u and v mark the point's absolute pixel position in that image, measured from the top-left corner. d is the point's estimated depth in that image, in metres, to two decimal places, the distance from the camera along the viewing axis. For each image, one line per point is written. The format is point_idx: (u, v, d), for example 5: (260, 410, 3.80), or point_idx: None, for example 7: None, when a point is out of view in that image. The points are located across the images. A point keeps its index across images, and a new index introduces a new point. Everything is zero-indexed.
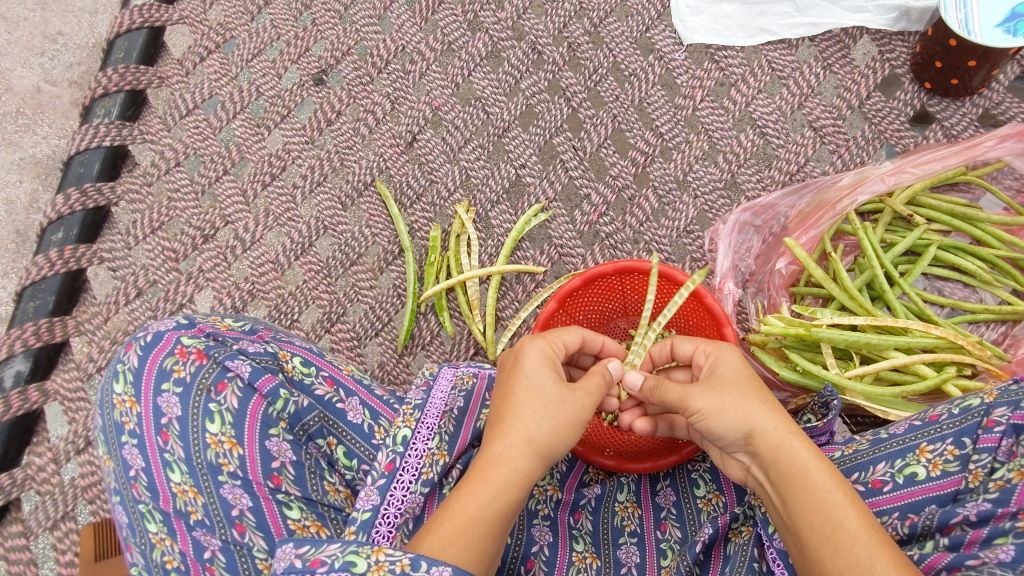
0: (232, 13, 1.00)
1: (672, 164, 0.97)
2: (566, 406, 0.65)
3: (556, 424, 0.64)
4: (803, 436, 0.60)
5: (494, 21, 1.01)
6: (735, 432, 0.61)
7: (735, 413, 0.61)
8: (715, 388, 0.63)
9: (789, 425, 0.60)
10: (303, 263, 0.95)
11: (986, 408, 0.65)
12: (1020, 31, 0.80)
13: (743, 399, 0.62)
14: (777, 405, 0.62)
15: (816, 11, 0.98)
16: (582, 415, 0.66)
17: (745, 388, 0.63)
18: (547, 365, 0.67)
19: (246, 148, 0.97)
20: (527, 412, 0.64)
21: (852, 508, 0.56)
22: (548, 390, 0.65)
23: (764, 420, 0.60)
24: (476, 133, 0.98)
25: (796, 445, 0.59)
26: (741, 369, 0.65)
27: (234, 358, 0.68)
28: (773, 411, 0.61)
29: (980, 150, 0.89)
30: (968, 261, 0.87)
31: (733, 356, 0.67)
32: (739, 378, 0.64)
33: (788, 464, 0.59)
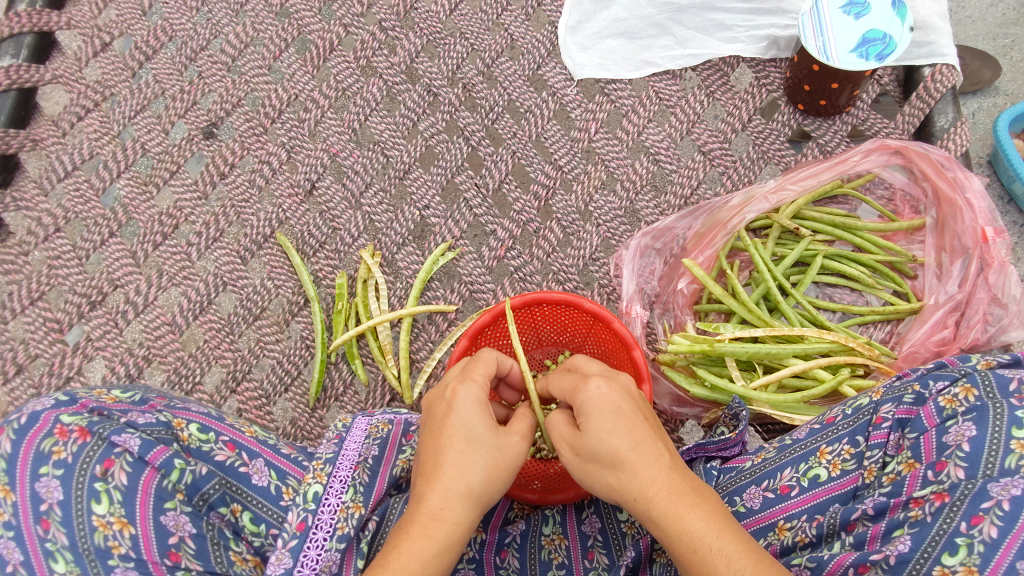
0: (111, 70, 0.97)
1: (573, 195, 0.99)
2: (504, 451, 0.64)
3: (492, 471, 0.62)
4: (664, 499, 0.58)
5: (387, 66, 1.01)
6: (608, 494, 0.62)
7: (601, 484, 0.62)
8: (579, 454, 0.63)
9: (647, 486, 0.58)
10: (202, 323, 0.92)
11: (875, 406, 0.68)
12: (872, 55, 0.87)
13: (600, 467, 0.61)
14: (644, 455, 0.59)
15: (695, 43, 1.03)
16: (516, 461, 0.64)
17: (600, 451, 0.61)
18: (480, 410, 0.64)
19: (133, 208, 0.94)
20: (478, 459, 0.62)
21: (723, 562, 0.55)
22: (483, 437, 0.63)
23: (623, 489, 0.60)
24: (377, 177, 0.98)
25: (659, 503, 0.58)
26: (595, 417, 0.61)
27: (121, 432, 0.65)
28: (629, 472, 0.59)
29: (849, 164, 0.94)
30: (852, 267, 0.93)
31: (591, 400, 0.62)
32: (595, 436, 0.61)
33: (655, 525, 0.58)
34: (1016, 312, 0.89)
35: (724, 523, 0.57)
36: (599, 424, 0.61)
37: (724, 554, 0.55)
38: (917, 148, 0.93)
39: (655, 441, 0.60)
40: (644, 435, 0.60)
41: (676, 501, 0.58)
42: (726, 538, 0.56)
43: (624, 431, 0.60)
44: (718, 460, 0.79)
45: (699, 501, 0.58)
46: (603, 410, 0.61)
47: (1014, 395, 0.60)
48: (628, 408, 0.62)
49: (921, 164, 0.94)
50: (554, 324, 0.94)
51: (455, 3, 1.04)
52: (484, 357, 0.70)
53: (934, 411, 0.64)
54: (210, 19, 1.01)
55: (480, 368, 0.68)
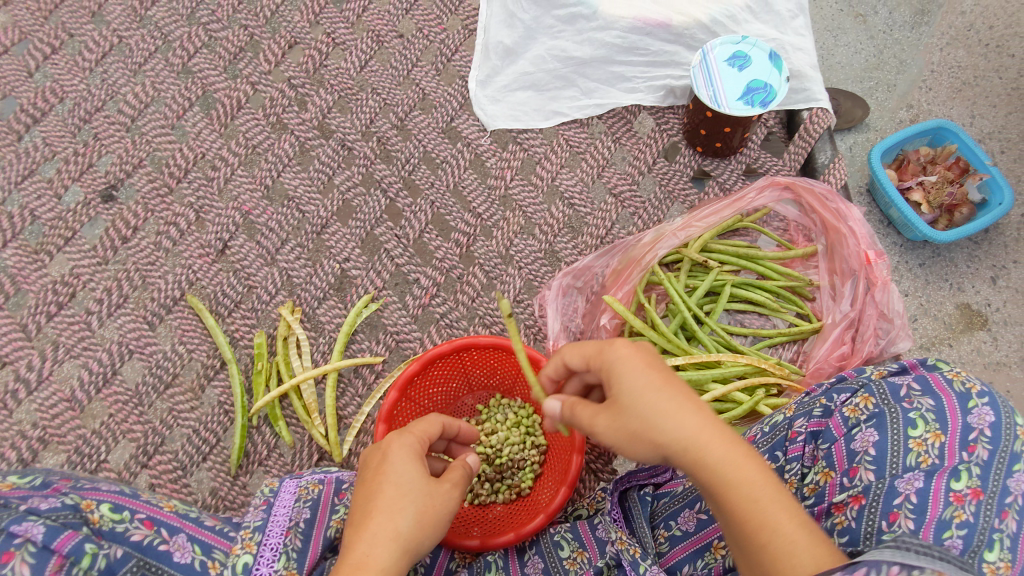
0: None
1: (494, 241, 1.01)
2: (434, 499, 0.63)
3: (422, 518, 0.62)
4: (717, 447, 0.56)
5: (298, 122, 1.02)
6: (649, 456, 0.59)
7: (642, 442, 0.58)
8: (617, 417, 0.59)
9: (700, 436, 0.57)
10: (106, 396, 0.86)
11: (789, 422, 0.73)
12: (756, 102, 0.95)
13: (640, 423, 0.58)
14: (690, 406, 0.58)
15: (599, 93, 1.09)
16: (447, 511, 0.64)
17: (646, 413, 0.57)
18: (414, 461, 0.65)
19: (22, 278, 0.88)
20: (408, 507, 0.61)
21: (781, 511, 0.55)
22: (415, 484, 0.63)
23: (672, 442, 0.57)
24: (294, 233, 0.97)
25: (712, 457, 0.56)
26: (631, 378, 0.59)
27: (22, 519, 0.59)
28: (680, 423, 0.57)
29: (746, 200, 1.02)
30: (757, 294, 0.99)
31: (621, 358, 0.60)
32: (631, 394, 0.58)
33: (708, 478, 0.57)
34: (900, 325, 0.97)
35: (771, 474, 0.57)
36: (639, 383, 0.58)
37: (781, 503, 0.56)
38: (803, 183, 1.02)
39: (694, 395, 0.60)
40: (681, 386, 0.59)
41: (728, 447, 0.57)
42: (778, 490, 0.56)
43: (669, 386, 0.58)
44: (650, 486, 0.82)
45: (747, 449, 0.58)
46: (635, 365, 0.59)
47: (904, 399, 0.66)
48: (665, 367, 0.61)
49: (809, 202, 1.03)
50: (482, 367, 0.95)
51: (364, 59, 1.05)
52: (430, 418, 0.72)
53: (841, 421, 0.69)
54: (105, 79, 0.98)
55: (420, 426, 0.70)
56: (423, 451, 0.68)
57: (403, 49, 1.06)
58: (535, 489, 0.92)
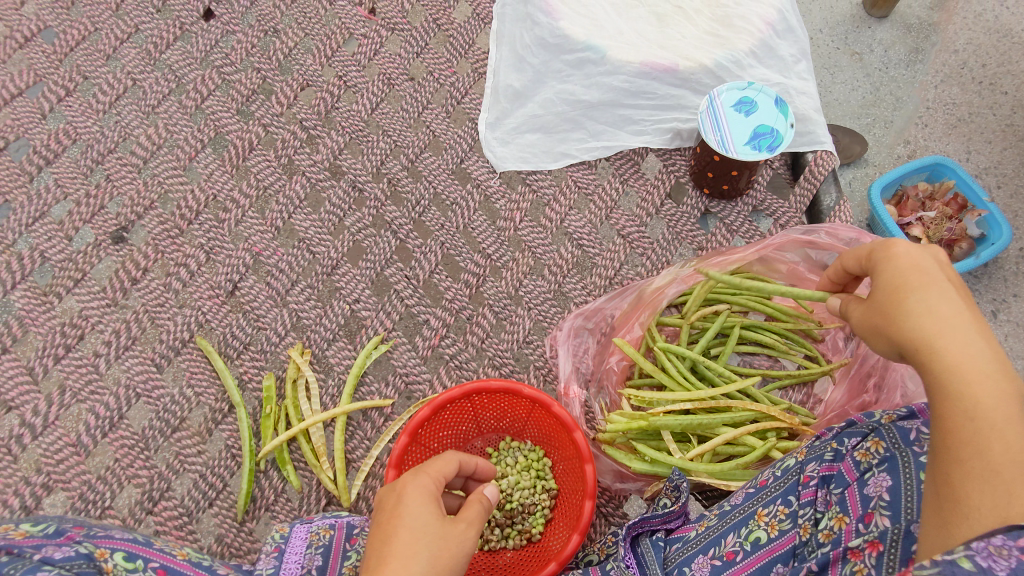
0: (6, 176, 0.93)
1: (504, 282, 1.01)
2: (449, 540, 0.63)
3: (437, 562, 0.61)
4: (945, 345, 0.59)
5: (309, 163, 1.02)
6: (890, 350, 0.66)
7: (880, 333, 0.66)
8: (866, 312, 0.69)
9: (927, 334, 0.61)
10: (113, 440, 0.85)
11: (800, 466, 0.74)
12: (763, 146, 0.97)
13: (884, 317, 0.65)
14: (936, 309, 0.61)
15: (606, 136, 1.11)
16: (463, 550, 0.63)
17: (886, 308, 0.65)
18: (428, 502, 0.65)
19: (30, 320, 0.88)
20: (423, 550, 0.61)
21: (998, 435, 0.54)
22: (430, 527, 0.63)
23: (904, 334, 0.63)
24: (304, 274, 0.97)
25: (919, 360, 0.61)
26: (880, 274, 0.68)
27: (37, 570, 0.59)
28: (914, 321, 0.62)
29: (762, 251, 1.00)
30: (766, 336, 1.00)
31: (894, 256, 0.67)
32: (884, 288, 0.66)
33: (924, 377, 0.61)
34: None
35: (1015, 407, 0.55)
36: (902, 273, 0.65)
37: (1004, 429, 0.54)
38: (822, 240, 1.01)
39: (983, 320, 0.61)
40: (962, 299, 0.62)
41: (955, 357, 0.58)
42: (1009, 419, 0.54)
43: (934, 283, 0.63)
44: (662, 532, 0.82)
45: (1003, 373, 0.57)
46: (900, 265, 0.66)
47: (915, 443, 0.68)
48: (954, 278, 0.64)
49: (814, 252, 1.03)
50: (491, 410, 0.95)
51: (376, 102, 1.07)
52: (446, 456, 0.72)
53: (852, 465, 0.71)
54: (119, 121, 0.99)
55: (436, 465, 0.70)
56: (438, 492, 0.67)
57: (413, 92, 1.08)
58: (547, 535, 0.91)
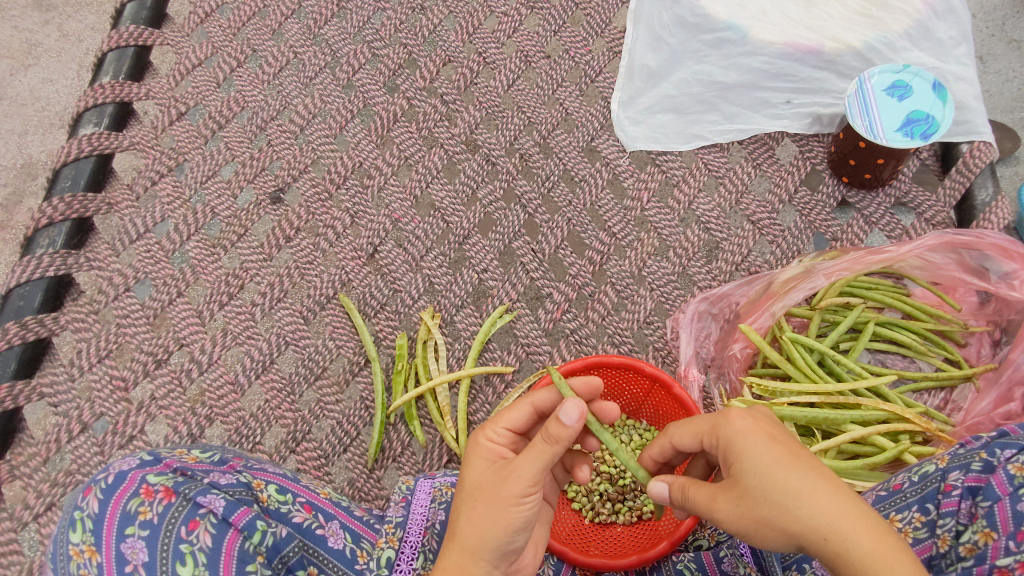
0: (186, 138, 1.02)
1: (627, 261, 1.01)
2: (491, 493, 0.62)
3: (473, 517, 0.62)
4: (862, 526, 0.54)
5: (448, 136, 1.06)
6: (782, 543, 0.57)
7: (762, 525, 0.57)
8: (740, 499, 0.58)
9: (839, 521, 0.54)
10: (264, 382, 0.93)
11: (942, 474, 0.69)
12: (917, 134, 0.91)
13: (769, 503, 0.57)
14: (822, 488, 0.56)
15: (742, 118, 1.07)
16: (510, 495, 0.61)
17: (768, 491, 0.57)
18: (480, 458, 0.65)
19: (201, 269, 0.96)
20: (468, 503, 0.63)
21: None
22: (474, 485, 0.64)
23: (820, 522, 0.55)
24: (438, 242, 1.01)
25: (829, 545, 0.54)
26: (741, 452, 0.59)
27: (207, 493, 0.68)
28: (815, 509, 0.55)
29: (904, 254, 0.96)
30: (903, 335, 0.95)
31: (738, 433, 0.60)
32: (753, 471, 0.58)
33: (840, 564, 0.54)
34: None
35: None
36: (750, 452, 0.59)
37: None
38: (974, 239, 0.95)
39: (824, 507, 0.55)
40: (814, 467, 0.58)
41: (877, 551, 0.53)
42: None
43: (782, 462, 0.57)
44: None
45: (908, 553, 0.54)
46: (752, 439, 0.59)
47: None
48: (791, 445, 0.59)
49: (966, 252, 0.97)
50: (610, 387, 0.96)
51: (513, 78, 1.09)
52: (518, 402, 0.68)
53: (1005, 479, 0.65)
54: (281, 91, 1.06)
55: (507, 413, 0.67)
56: (496, 444, 0.66)
57: (549, 69, 1.09)
58: (657, 513, 0.91)
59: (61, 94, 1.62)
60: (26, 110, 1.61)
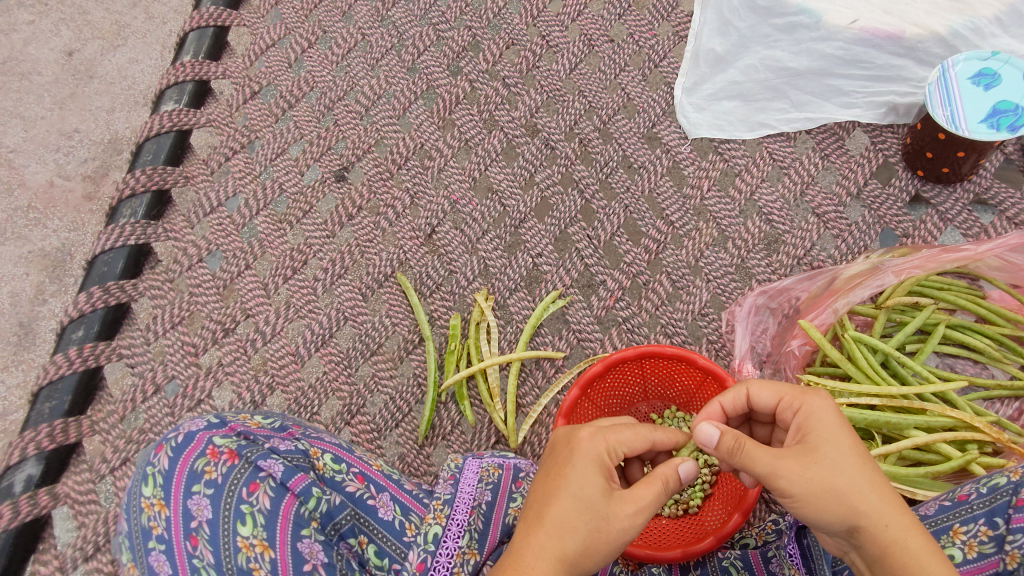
0: (258, 116, 1.06)
1: (684, 251, 0.99)
2: (613, 521, 0.60)
3: (590, 539, 0.59)
4: (913, 522, 0.57)
5: (509, 120, 1.06)
6: (838, 519, 0.57)
7: (832, 497, 0.57)
8: (813, 465, 0.58)
9: (896, 512, 0.57)
10: (323, 355, 0.96)
11: (1014, 487, 0.66)
12: (1004, 126, 0.86)
13: (843, 480, 0.57)
14: (884, 482, 0.58)
15: (811, 107, 1.03)
16: (626, 534, 0.60)
17: (845, 467, 0.58)
18: (597, 472, 0.61)
19: (268, 243, 1.00)
20: (587, 529, 0.59)
21: None
22: (593, 502, 0.60)
23: (878, 510, 0.57)
24: (494, 225, 1.02)
25: (885, 534, 0.56)
26: (825, 427, 0.60)
27: (267, 457, 0.71)
28: (880, 495, 0.57)
29: (982, 254, 0.92)
30: (976, 339, 0.90)
31: (821, 411, 0.61)
32: (833, 445, 0.59)
33: (885, 555, 0.56)
34: None
35: None
36: (831, 432, 0.60)
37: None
38: None
39: (885, 496, 0.57)
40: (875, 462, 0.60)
41: (920, 546, 0.56)
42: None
43: (858, 449, 0.59)
44: None
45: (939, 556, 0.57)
46: (834, 421, 0.60)
47: None
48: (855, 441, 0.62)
49: None
50: (661, 378, 0.95)
51: (575, 62, 1.08)
52: (638, 428, 0.65)
53: None
54: (348, 72, 1.08)
55: (625, 433, 0.64)
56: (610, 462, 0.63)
57: (613, 53, 1.07)
58: (704, 509, 0.91)
59: (146, 74, 1.70)
60: (114, 88, 1.69)
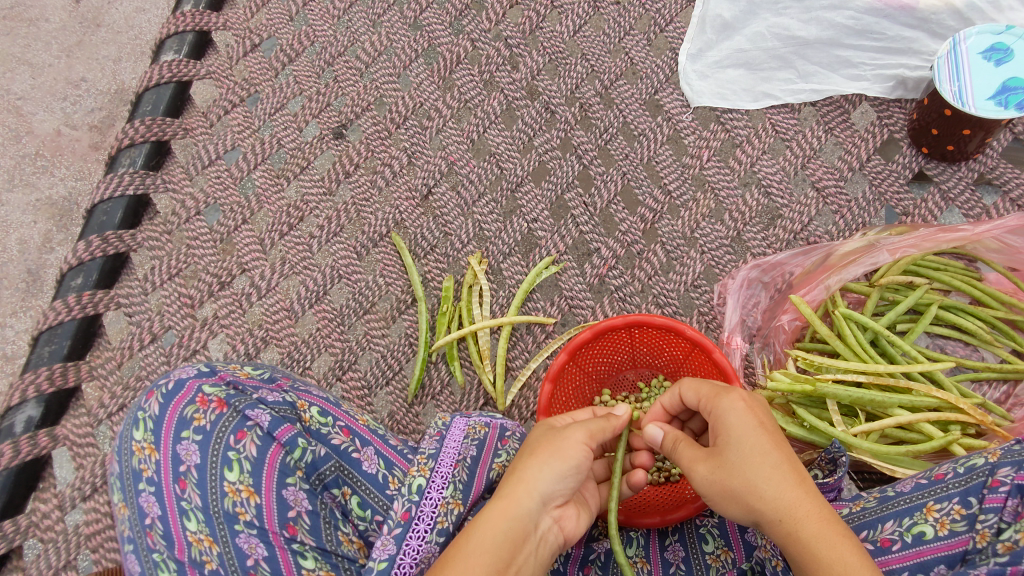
0: (258, 70, 1.05)
1: (680, 221, 0.99)
2: (553, 438, 0.67)
3: (532, 454, 0.65)
4: (812, 517, 0.56)
5: (509, 81, 1.05)
6: (742, 515, 0.60)
7: (733, 497, 0.60)
8: (715, 467, 0.61)
9: (795, 507, 0.57)
10: (317, 311, 0.97)
11: (991, 468, 0.66)
12: (1012, 103, 0.84)
13: (732, 482, 0.60)
14: (784, 478, 0.58)
15: (817, 78, 1.01)
16: (571, 445, 0.65)
17: (740, 467, 0.59)
18: (543, 428, 0.71)
19: (265, 198, 1.00)
20: (528, 451, 0.67)
21: None
22: (535, 438, 0.69)
23: (768, 506, 0.58)
24: (490, 188, 1.01)
25: (780, 525, 0.57)
26: (728, 430, 0.62)
27: (254, 408, 0.73)
28: (775, 490, 0.58)
29: (982, 235, 0.90)
30: (968, 321, 0.90)
31: (726, 413, 0.63)
32: (730, 447, 0.61)
33: (787, 543, 0.57)
34: None
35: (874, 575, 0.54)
36: (732, 433, 0.61)
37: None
38: None
39: (780, 493, 0.57)
40: (787, 454, 0.60)
41: (815, 539, 0.55)
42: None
43: (756, 449, 0.60)
44: None
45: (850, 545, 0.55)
46: (738, 420, 0.62)
47: None
48: (770, 433, 0.61)
49: None
50: (650, 347, 0.95)
51: (579, 24, 1.06)
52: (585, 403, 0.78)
53: None
54: (349, 27, 1.07)
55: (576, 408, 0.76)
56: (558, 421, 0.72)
57: (618, 16, 1.05)
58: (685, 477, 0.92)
59: (153, 24, 1.69)
60: (121, 38, 1.69)
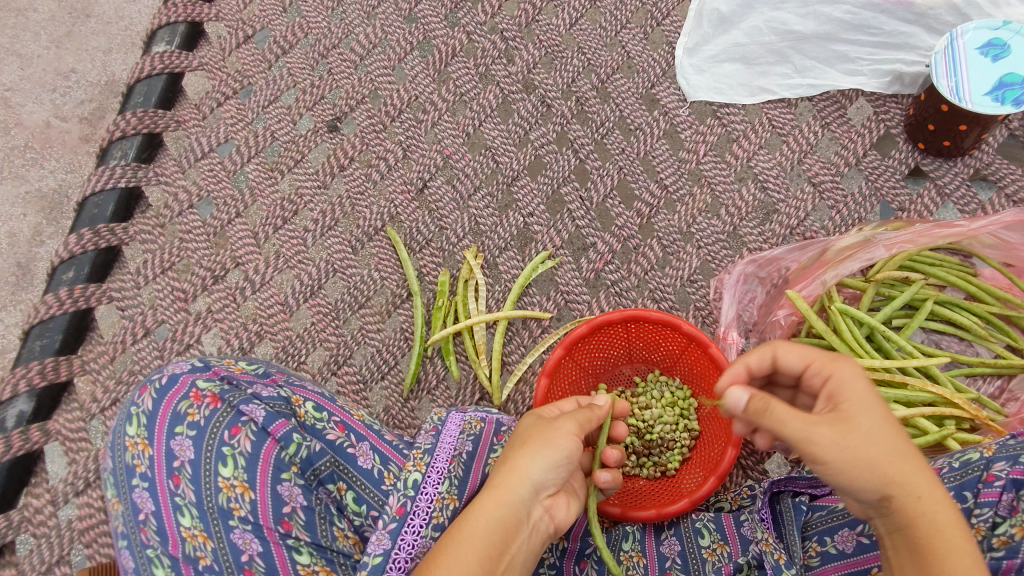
0: (251, 61, 1.04)
1: (676, 216, 0.99)
2: (542, 429, 0.67)
3: (524, 446, 0.65)
4: (943, 501, 0.55)
5: (505, 75, 1.04)
6: (872, 485, 0.55)
7: (869, 466, 0.55)
8: (851, 431, 0.55)
9: (932, 487, 0.55)
10: (311, 306, 0.96)
11: (986, 463, 0.67)
12: (1008, 99, 0.84)
13: (878, 451, 0.55)
14: (917, 457, 0.56)
15: (814, 73, 1.01)
16: (559, 434, 0.65)
17: (882, 436, 0.55)
18: (531, 420, 0.71)
19: (259, 191, 0.99)
20: (517, 442, 0.67)
21: None
22: (522, 430, 0.69)
23: (909, 484, 0.55)
24: (486, 182, 1.01)
25: (917, 502, 0.55)
26: (857, 396, 0.58)
27: (248, 403, 0.72)
28: (914, 469, 0.55)
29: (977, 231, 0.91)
30: (963, 316, 0.90)
31: (847, 379, 0.59)
32: (866, 415, 0.56)
33: (912, 521, 0.55)
34: None
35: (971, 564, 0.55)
36: (867, 403, 0.57)
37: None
38: None
39: (923, 472, 0.55)
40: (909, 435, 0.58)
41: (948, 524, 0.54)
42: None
43: (896, 426, 0.56)
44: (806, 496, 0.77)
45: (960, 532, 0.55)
46: (864, 390, 0.58)
47: None
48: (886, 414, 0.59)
49: None
50: (646, 342, 0.95)
51: (575, 17, 1.05)
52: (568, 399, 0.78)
53: None
54: (343, 19, 1.06)
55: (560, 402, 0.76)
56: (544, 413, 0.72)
57: (615, 9, 1.05)
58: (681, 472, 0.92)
59: (144, 15, 1.67)
60: (111, 28, 1.66)
